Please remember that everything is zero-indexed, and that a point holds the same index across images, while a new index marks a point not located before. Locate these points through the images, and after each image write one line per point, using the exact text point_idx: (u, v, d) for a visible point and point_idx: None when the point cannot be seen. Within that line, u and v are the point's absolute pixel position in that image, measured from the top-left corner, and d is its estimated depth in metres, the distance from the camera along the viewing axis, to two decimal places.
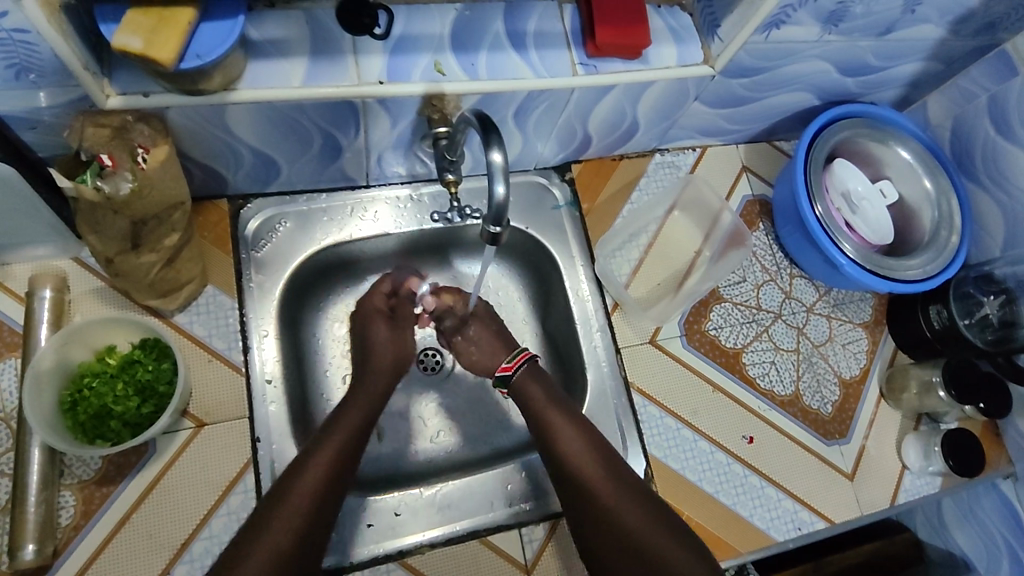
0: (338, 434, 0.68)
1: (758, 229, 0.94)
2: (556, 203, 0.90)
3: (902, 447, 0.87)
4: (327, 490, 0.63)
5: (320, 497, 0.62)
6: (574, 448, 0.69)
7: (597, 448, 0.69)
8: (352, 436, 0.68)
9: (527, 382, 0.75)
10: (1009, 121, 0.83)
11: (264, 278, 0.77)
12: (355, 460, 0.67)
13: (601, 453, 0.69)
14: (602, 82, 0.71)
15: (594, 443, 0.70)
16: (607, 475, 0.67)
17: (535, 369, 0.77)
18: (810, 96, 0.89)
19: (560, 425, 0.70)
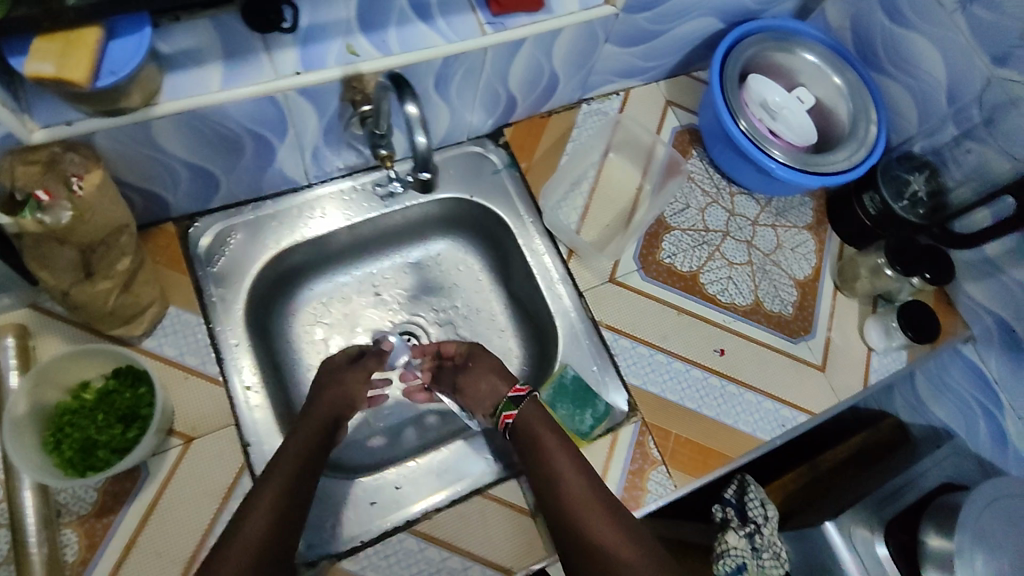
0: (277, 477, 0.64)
1: (693, 156, 0.98)
2: (495, 167, 0.92)
3: (865, 330, 0.92)
4: (260, 564, 0.59)
5: (269, 532, 0.61)
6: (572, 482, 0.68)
7: (598, 491, 0.67)
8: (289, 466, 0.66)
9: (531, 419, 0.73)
10: (900, 10, 0.89)
11: (225, 291, 0.79)
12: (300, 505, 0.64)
13: (604, 499, 0.67)
14: (511, 37, 0.74)
15: (601, 492, 0.68)
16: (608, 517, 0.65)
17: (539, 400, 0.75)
18: (714, 21, 0.93)
19: (563, 469, 0.68)
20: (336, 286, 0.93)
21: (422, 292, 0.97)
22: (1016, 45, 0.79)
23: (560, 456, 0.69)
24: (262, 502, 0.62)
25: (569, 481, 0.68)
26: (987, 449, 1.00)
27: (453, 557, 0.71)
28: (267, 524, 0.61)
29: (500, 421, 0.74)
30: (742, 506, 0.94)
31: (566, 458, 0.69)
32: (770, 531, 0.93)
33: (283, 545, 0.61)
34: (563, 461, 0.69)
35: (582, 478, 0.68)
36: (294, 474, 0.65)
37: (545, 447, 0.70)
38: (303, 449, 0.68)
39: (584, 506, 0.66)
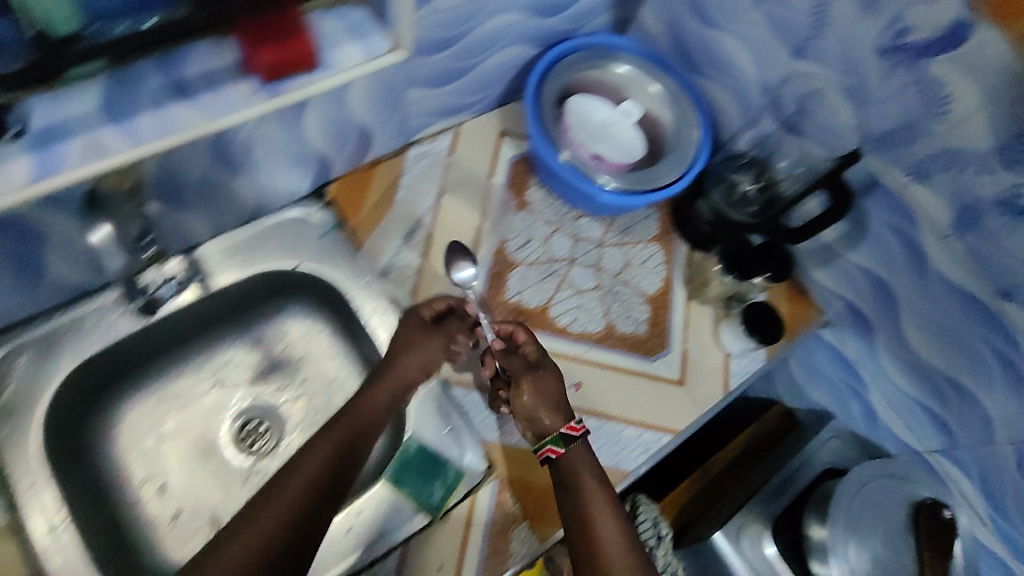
0: (313, 464, 0.66)
1: (533, 186, 0.96)
2: (320, 231, 0.87)
3: (720, 335, 0.91)
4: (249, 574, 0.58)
5: (269, 541, 0.60)
6: (600, 516, 0.65)
7: (605, 481, 0.68)
8: (315, 467, 0.66)
9: (579, 452, 0.70)
10: (706, 11, 0.87)
11: (14, 424, 0.72)
12: (328, 501, 0.65)
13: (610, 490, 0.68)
14: (284, 102, 0.67)
15: (617, 502, 0.67)
16: (611, 502, 0.67)
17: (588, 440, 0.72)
18: (526, 46, 0.90)
19: (584, 467, 0.69)
20: (167, 386, 0.85)
21: (265, 369, 0.91)
22: (809, 37, 0.78)
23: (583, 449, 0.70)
24: (297, 479, 0.64)
25: (582, 469, 0.69)
26: (860, 425, 1.04)
27: None
28: (318, 474, 0.65)
29: (541, 450, 0.71)
30: None
31: (587, 452, 0.70)
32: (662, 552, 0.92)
33: (311, 516, 0.63)
34: (587, 453, 0.70)
35: (604, 502, 0.66)
36: (334, 447, 0.68)
37: (581, 445, 0.71)
38: (363, 423, 0.71)
39: (591, 488, 0.67)
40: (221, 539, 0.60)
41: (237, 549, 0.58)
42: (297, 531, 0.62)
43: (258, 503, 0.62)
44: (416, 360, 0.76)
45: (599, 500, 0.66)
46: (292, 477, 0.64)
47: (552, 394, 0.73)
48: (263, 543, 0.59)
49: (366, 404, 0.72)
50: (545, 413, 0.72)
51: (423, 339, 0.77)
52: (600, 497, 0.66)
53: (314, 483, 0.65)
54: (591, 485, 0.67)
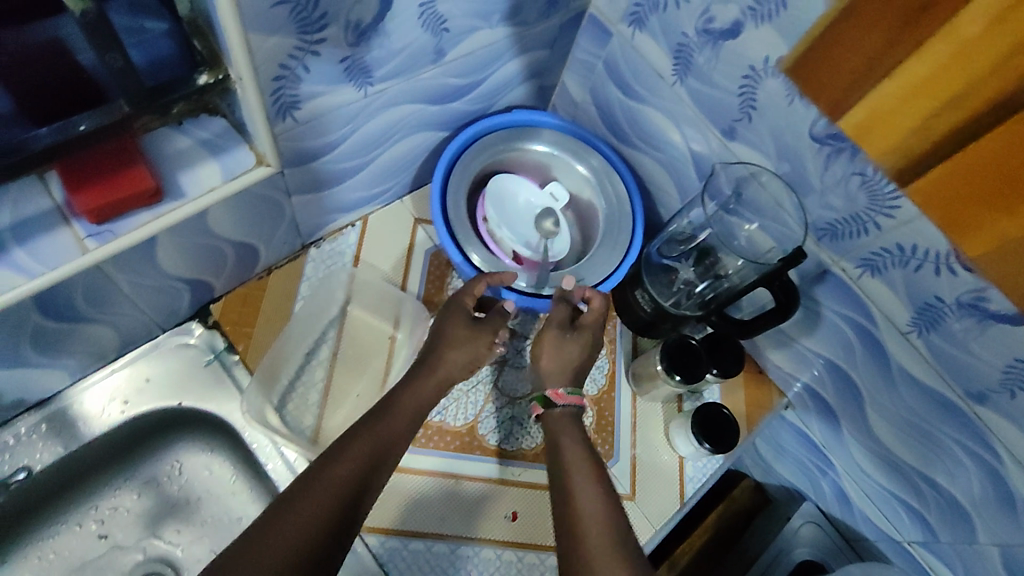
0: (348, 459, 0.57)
1: (453, 280, 0.85)
2: (205, 357, 0.76)
3: (671, 437, 0.82)
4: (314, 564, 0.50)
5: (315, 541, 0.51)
6: (575, 475, 0.60)
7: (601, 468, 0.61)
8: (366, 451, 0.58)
9: (565, 429, 0.66)
10: (628, 83, 0.80)
11: None
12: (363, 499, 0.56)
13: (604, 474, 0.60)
14: (125, 245, 0.58)
15: (601, 475, 0.60)
16: (602, 486, 0.58)
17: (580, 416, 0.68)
18: (434, 131, 0.81)
19: (571, 457, 0.62)
20: (43, 544, 0.75)
21: (156, 513, 0.79)
22: (737, 118, 0.71)
23: (572, 440, 0.64)
24: (318, 493, 0.53)
25: (578, 457, 0.62)
26: (835, 506, 0.94)
27: None
28: (324, 510, 0.52)
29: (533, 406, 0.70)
30: None
31: (573, 439, 0.64)
32: None
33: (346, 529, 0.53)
34: (573, 443, 0.64)
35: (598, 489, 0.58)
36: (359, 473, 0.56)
37: (563, 434, 0.65)
38: (379, 444, 0.59)
39: (579, 476, 0.59)
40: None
41: (289, 526, 0.50)
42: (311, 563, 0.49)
43: (287, 498, 0.53)
44: (390, 428, 0.62)
45: (590, 488, 0.58)
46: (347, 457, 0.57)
47: (574, 360, 0.72)
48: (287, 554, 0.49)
49: (411, 396, 0.66)
50: (555, 382, 0.70)
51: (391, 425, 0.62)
52: (588, 481, 0.59)
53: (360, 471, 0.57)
54: (579, 469, 0.60)
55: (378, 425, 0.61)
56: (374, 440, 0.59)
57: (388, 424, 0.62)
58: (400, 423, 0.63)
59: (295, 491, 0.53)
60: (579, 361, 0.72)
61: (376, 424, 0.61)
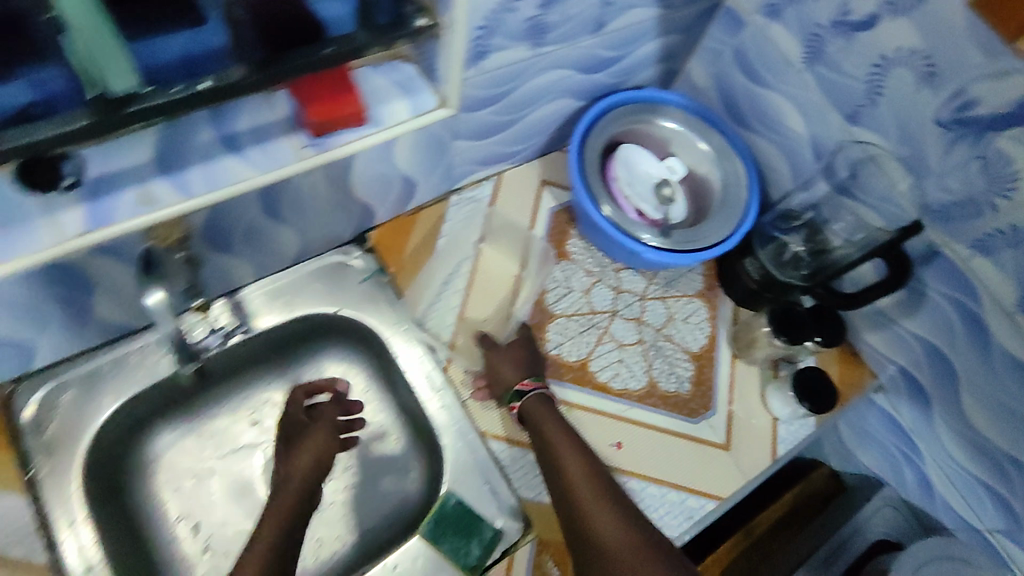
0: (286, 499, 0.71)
1: (574, 238, 0.94)
2: (361, 275, 0.87)
3: (767, 399, 0.88)
4: None
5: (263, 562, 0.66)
6: (580, 476, 0.72)
7: (608, 487, 0.72)
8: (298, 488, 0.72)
9: (553, 431, 0.76)
10: (756, 69, 0.88)
11: (53, 464, 0.71)
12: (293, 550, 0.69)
13: (612, 494, 0.71)
14: (335, 156, 0.69)
15: (600, 472, 0.73)
16: (608, 500, 0.70)
17: (546, 395, 0.79)
18: (574, 99, 0.90)
19: (575, 469, 0.73)
20: (203, 423, 0.84)
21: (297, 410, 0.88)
22: (863, 104, 0.77)
23: (571, 457, 0.73)
24: (296, 464, 0.73)
25: (577, 475, 0.72)
26: (917, 496, 0.98)
27: None
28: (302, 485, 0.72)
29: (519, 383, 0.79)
30: None
31: (575, 454, 0.74)
32: None
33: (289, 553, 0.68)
34: (573, 462, 0.73)
35: (601, 491, 0.71)
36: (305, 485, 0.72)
37: (560, 450, 0.74)
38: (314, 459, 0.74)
39: (588, 494, 0.71)
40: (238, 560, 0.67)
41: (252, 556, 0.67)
42: (297, 521, 0.71)
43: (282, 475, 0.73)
44: (308, 455, 0.74)
45: (600, 505, 0.69)
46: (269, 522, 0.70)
47: (525, 363, 0.82)
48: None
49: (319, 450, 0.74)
50: (508, 369, 0.81)
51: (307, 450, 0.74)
52: (597, 498, 0.70)
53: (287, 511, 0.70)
54: (578, 473, 0.72)
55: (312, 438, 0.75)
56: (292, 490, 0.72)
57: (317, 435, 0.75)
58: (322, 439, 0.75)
59: (285, 467, 0.74)
60: (526, 361, 0.82)
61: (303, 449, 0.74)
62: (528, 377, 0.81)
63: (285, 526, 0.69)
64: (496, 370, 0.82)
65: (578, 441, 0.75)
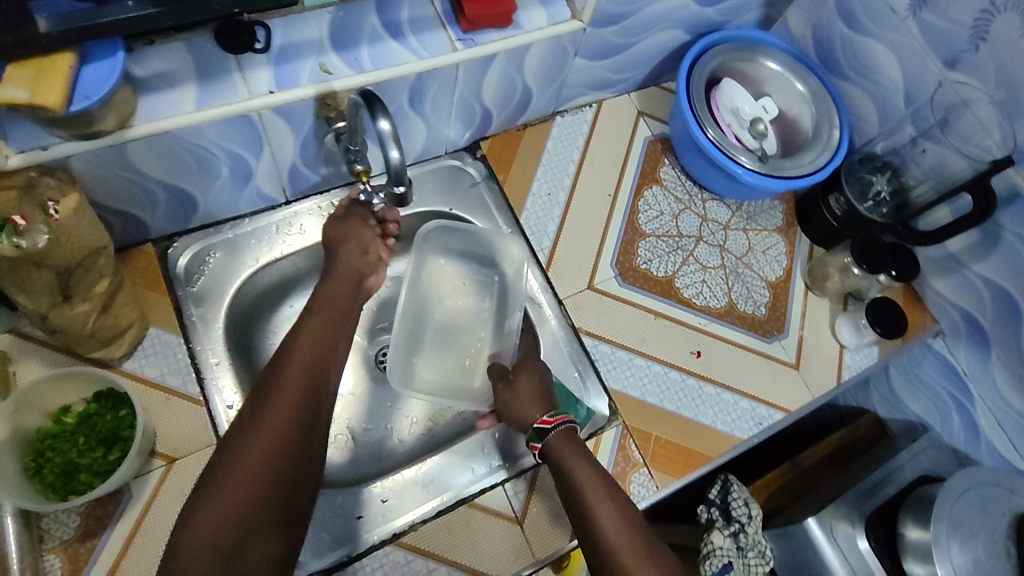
0: (286, 397, 0.59)
1: (665, 166, 1.00)
2: (473, 180, 0.94)
3: (836, 328, 0.94)
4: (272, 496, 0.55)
5: (280, 447, 0.57)
6: (601, 509, 0.65)
7: (651, 548, 0.62)
8: (302, 385, 0.61)
9: (567, 458, 0.70)
10: (856, 16, 0.91)
11: (204, 311, 0.79)
12: (309, 438, 0.59)
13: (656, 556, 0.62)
14: (482, 53, 0.76)
15: (626, 511, 0.65)
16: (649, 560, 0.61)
17: (570, 432, 0.73)
18: (681, 32, 0.96)
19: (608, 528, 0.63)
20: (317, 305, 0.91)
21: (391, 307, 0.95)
22: (965, 49, 0.81)
23: (608, 511, 0.64)
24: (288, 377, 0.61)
25: (616, 534, 0.63)
26: (962, 440, 1.01)
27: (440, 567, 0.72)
28: (295, 415, 0.59)
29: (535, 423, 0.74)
30: (726, 505, 0.95)
31: (610, 508, 0.65)
32: (754, 529, 0.93)
33: (296, 463, 0.57)
34: (611, 517, 0.64)
35: (626, 527, 0.63)
36: (302, 397, 0.60)
37: (592, 498, 0.66)
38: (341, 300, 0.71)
39: (624, 552, 0.61)
40: (253, 408, 0.58)
41: (244, 459, 0.55)
42: (313, 399, 0.61)
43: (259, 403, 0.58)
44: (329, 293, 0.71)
45: (640, 564, 0.60)
46: (280, 398, 0.59)
47: (543, 392, 0.78)
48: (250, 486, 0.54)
49: (330, 297, 0.71)
50: (535, 410, 0.76)
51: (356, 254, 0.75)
52: (639, 557, 0.61)
53: (302, 399, 0.60)
54: (607, 514, 0.64)
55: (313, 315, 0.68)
56: (349, 276, 0.73)
57: (307, 333, 0.65)
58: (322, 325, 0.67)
59: (270, 388, 0.60)
60: (543, 386, 0.79)
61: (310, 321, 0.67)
62: (548, 412, 0.75)
63: (257, 497, 0.54)
64: (518, 413, 0.77)
65: (605, 478, 0.68)
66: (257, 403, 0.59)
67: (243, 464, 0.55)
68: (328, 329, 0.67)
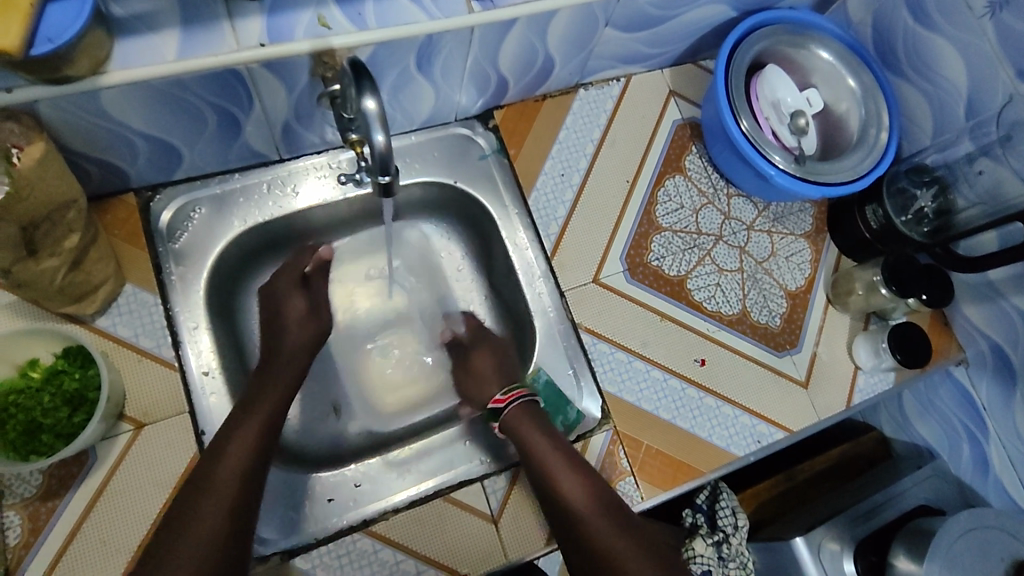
0: (223, 484, 0.58)
1: (691, 155, 0.93)
2: (482, 152, 0.88)
3: (853, 347, 0.88)
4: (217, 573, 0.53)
5: (221, 535, 0.55)
6: (565, 477, 0.65)
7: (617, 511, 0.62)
8: (240, 468, 0.60)
9: (524, 426, 0.70)
10: (925, 8, 0.81)
11: (185, 270, 0.75)
12: (250, 517, 0.58)
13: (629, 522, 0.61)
14: (500, 17, 0.68)
15: (592, 478, 0.65)
16: (616, 525, 0.61)
17: (528, 403, 0.73)
18: (726, 8, 0.86)
19: (573, 495, 0.63)
20: None
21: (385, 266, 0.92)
22: None
23: (572, 482, 0.64)
24: (220, 479, 0.58)
25: (583, 505, 0.62)
26: (968, 474, 0.97)
27: (408, 559, 0.70)
28: (222, 521, 0.56)
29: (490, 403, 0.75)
30: (713, 513, 0.91)
31: (574, 476, 0.65)
32: (738, 541, 0.88)
33: (236, 545, 0.55)
34: (575, 487, 0.64)
35: (593, 497, 0.63)
36: (235, 480, 0.59)
37: (554, 470, 0.65)
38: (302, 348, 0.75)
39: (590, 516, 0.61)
40: (190, 498, 0.57)
41: (182, 550, 0.53)
42: (253, 478, 0.60)
43: (185, 512, 0.56)
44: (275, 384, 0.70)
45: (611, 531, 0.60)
46: (216, 488, 0.57)
47: (498, 362, 0.82)
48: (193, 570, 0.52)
49: (262, 393, 0.68)
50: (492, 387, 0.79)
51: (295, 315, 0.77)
52: (606, 522, 0.61)
53: (237, 482, 0.59)
54: (571, 485, 0.64)
55: (258, 403, 0.66)
56: (299, 335, 0.76)
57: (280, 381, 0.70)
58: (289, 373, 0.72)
59: (201, 486, 0.58)
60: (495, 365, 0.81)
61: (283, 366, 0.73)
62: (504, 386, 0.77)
63: None
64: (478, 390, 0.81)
65: (564, 444, 0.68)
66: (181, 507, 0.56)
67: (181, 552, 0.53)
68: (266, 430, 0.64)
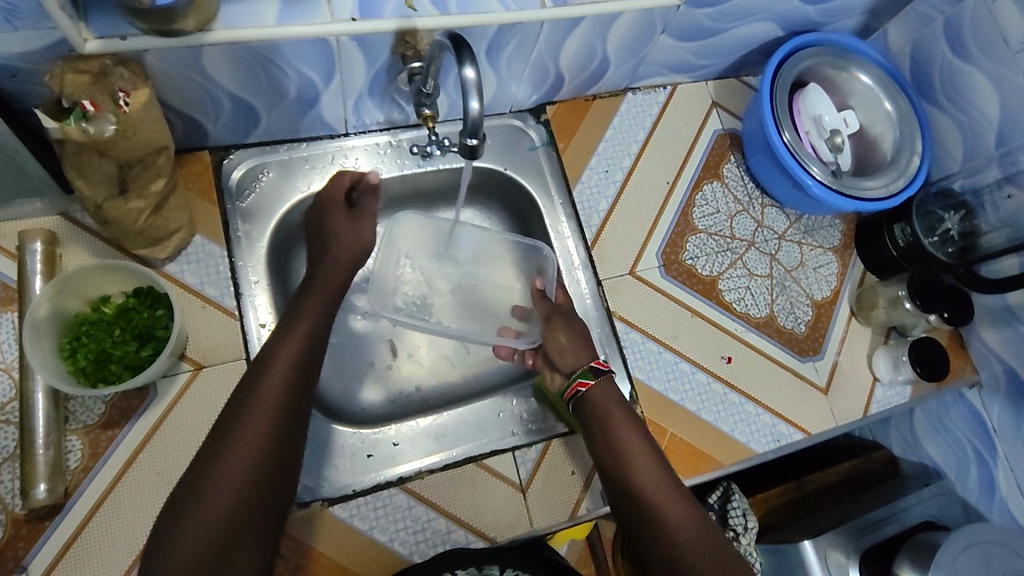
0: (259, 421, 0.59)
1: (729, 163, 0.97)
2: (532, 143, 0.93)
3: (873, 359, 0.92)
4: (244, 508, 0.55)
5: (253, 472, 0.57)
6: (618, 426, 0.70)
7: (679, 488, 0.67)
8: (273, 404, 0.60)
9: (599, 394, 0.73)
10: (964, 42, 0.86)
11: (251, 228, 0.80)
12: (282, 454, 0.59)
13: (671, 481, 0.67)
14: (570, 14, 0.73)
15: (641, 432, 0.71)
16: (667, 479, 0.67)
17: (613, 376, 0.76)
18: (774, 27, 0.91)
19: (622, 436, 0.70)
20: None
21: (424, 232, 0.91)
22: None
23: (640, 457, 0.68)
24: (247, 436, 0.58)
25: (631, 453, 0.69)
26: (974, 493, 1.00)
27: (439, 519, 0.73)
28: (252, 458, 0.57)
29: (570, 387, 0.74)
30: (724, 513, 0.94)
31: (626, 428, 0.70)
32: (748, 542, 0.91)
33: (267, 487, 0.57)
34: (643, 462, 0.68)
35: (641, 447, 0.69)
36: (273, 413, 0.60)
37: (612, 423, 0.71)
38: (317, 318, 0.68)
39: (657, 497, 0.65)
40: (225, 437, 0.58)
41: (215, 490, 0.55)
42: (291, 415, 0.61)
43: (210, 463, 0.56)
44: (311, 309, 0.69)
45: (662, 490, 0.66)
46: (251, 422, 0.58)
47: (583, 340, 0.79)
48: (218, 507, 0.54)
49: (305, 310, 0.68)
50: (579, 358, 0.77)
51: (347, 227, 0.77)
52: (656, 482, 0.66)
53: (276, 420, 0.60)
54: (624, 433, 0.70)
55: (288, 343, 0.64)
56: (349, 247, 0.76)
57: (281, 360, 0.63)
58: (307, 333, 0.66)
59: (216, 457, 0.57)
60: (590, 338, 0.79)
61: (289, 336, 0.65)
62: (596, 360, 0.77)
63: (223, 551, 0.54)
64: (555, 361, 0.78)
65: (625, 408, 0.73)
66: (175, 513, 0.55)
67: (215, 491, 0.55)
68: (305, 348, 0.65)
